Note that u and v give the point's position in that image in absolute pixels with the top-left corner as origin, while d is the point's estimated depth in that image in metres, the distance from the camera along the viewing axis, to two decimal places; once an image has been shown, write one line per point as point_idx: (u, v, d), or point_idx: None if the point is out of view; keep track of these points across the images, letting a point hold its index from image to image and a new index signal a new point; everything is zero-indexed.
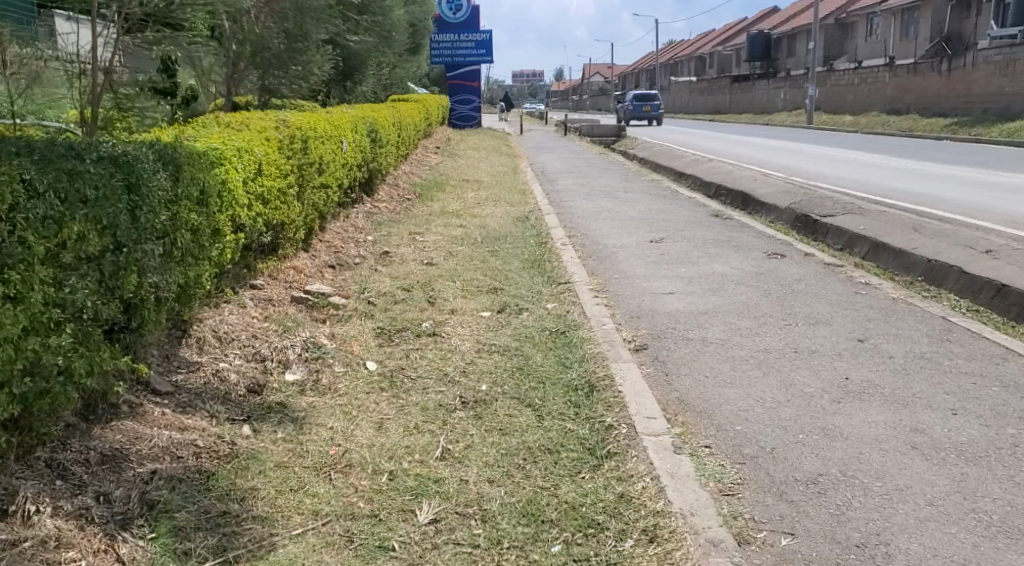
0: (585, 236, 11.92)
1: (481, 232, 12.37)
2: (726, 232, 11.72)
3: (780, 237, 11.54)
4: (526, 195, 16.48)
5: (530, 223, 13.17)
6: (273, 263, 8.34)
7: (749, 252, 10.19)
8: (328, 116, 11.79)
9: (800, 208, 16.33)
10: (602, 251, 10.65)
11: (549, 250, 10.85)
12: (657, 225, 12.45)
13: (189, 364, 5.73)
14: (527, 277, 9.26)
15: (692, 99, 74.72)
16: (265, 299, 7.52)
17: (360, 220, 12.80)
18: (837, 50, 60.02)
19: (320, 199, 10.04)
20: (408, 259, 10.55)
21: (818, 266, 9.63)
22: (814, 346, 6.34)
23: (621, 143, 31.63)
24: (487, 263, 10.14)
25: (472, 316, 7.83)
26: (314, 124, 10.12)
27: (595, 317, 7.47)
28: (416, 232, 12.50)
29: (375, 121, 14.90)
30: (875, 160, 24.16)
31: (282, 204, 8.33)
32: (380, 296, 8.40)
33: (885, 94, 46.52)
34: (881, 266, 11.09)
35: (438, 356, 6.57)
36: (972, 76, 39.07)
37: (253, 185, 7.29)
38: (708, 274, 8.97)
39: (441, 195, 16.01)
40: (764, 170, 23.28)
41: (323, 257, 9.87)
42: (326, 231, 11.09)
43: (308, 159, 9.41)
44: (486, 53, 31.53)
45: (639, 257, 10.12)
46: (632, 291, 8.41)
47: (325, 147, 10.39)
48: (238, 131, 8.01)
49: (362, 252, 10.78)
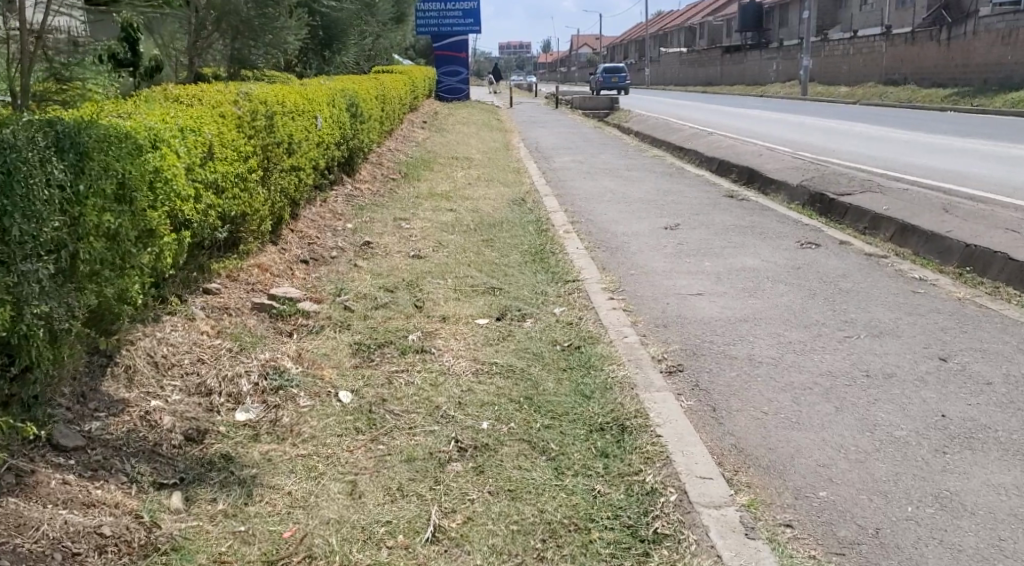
0: (590, 222, 10.71)
1: (473, 217, 11.18)
2: (746, 217, 10.54)
3: (805, 221, 10.38)
4: (520, 173, 15.27)
5: (526, 207, 11.96)
6: (233, 262, 7.13)
7: (778, 242, 8.99)
8: (302, 89, 10.54)
9: (816, 186, 15.15)
10: (611, 241, 9.47)
11: (550, 239, 9.65)
12: (667, 208, 11.29)
13: (110, 405, 4.48)
14: (529, 274, 8.06)
15: (682, 71, 73.28)
16: (219, 309, 6.31)
17: (339, 205, 11.60)
18: (831, 20, 58.73)
19: (291, 183, 8.83)
20: (392, 251, 9.35)
21: (859, 258, 8.45)
22: (888, 368, 5.17)
23: (616, 115, 30.34)
24: (482, 256, 8.94)
25: (467, 324, 6.65)
26: (283, 96, 8.87)
27: (612, 327, 6.30)
28: (403, 217, 11.29)
29: (355, 94, 13.64)
30: (885, 133, 22.93)
31: (243, 191, 7.14)
32: (359, 300, 7.20)
33: (883, 65, 45.23)
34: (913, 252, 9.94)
35: (427, 379, 5.38)
36: (973, 46, 37.89)
37: (203, 171, 6.09)
38: (738, 270, 7.79)
39: (429, 174, 14.81)
40: (768, 144, 22.07)
41: (294, 251, 8.65)
42: (300, 220, 9.87)
43: (276, 137, 8.20)
44: (474, 23, 30.20)
45: (654, 247, 8.95)
46: (654, 291, 7.24)
47: (297, 122, 9.16)
48: (187, 106, 6.79)
49: (341, 243, 9.58)
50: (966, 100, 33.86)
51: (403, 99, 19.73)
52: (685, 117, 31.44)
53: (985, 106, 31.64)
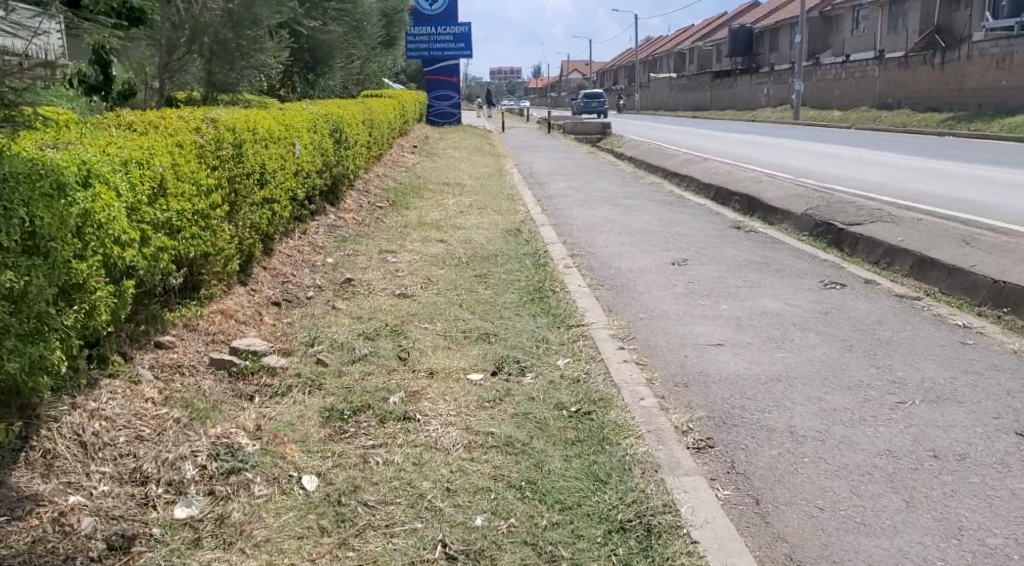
0: (591, 256, 9.90)
1: (465, 249, 10.37)
2: (759, 250, 9.75)
3: (822, 255, 9.59)
4: (515, 201, 14.49)
5: (521, 238, 11.15)
6: (191, 310, 6.29)
7: (798, 280, 8.19)
8: (278, 114, 9.71)
9: (823, 214, 14.38)
10: (616, 277, 8.66)
11: (549, 275, 8.83)
12: (673, 240, 10.51)
13: (18, 505, 3.81)
14: (527, 318, 7.24)
15: (672, 96, 72.82)
16: (171, 367, 5.48)
17: (320, 237, 10.79)
18: (822, 44, 58.38)
19: (263, 216, 7.98)
20: (376, 289, 8.52)
21: (890, 300, 7.64)
22: (958, 447, 4.37)
23: (609, 139, 29.60)
24: (475, 295, 8.12)
25: (458, 381, 5.80)
26: (254, 122, 8.04)
27: (625, 386, 5.46)
28: (388, 250, 10.47)
29: (339, 119, 12.82)
30: (887, 159, 22.22)
31: (203, 230, 6.30)
32: (335, 352, 6.36)
33: (877, 89, 44.71)
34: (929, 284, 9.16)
35: (410, 455, 4.55)
36: (967, 70, 37.42)
37: (151, 209, 5.27)
38: (760, 314, 6.98)
39: (418, 201, 14.01)
40: (768, 170, 21.34)
41: (266, 293, 7.81)
42: (275, 255, 9.03)
43: (245, 167, 7.35)
44: (466, 47, 29.43)
45: (664, 285, 8.14)
46: (670, 339, 6.41)
47: (271, 150, 8.33)
48: (139, 134, 5.97)
49: (319, 281, 8.74)
50: (961, 125, 33.26)
51: (392, 123, 18.94)
52: (679, 142, 30.75)
53: (982, 130, 31.03)
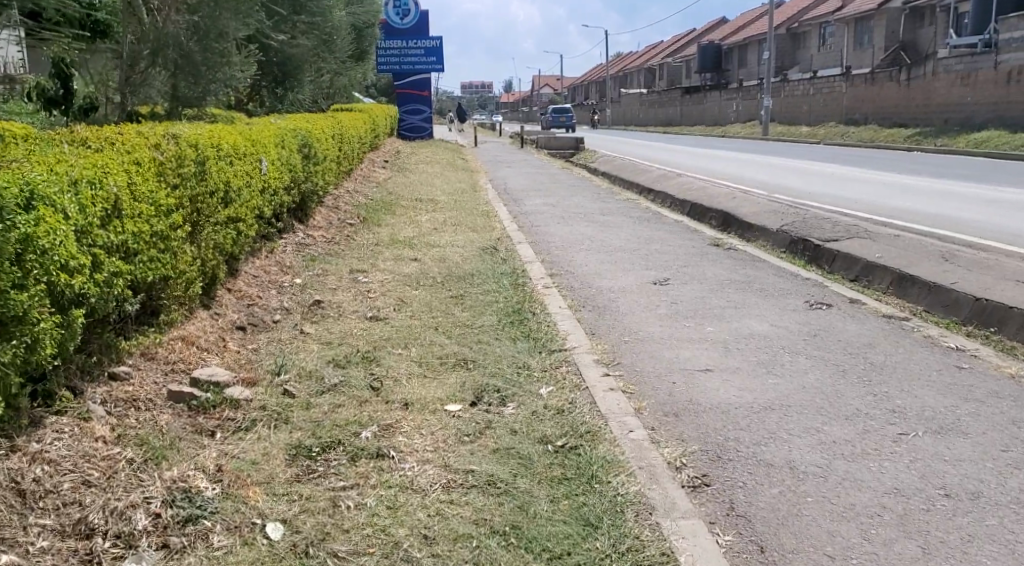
0: (569, 276, 9.62)
1: (440, 269, 10.04)
2: (740, 268, 9.50)
3: (805, 273, 9.34)
4: (490, 218, 14.20)
5: (497, 256, 10.85)
6: (149, 338, 5.93)
7: (784, 300, 7.93)
8: (244, 129, 9.34)
9: (800, 229, 14.17)
10: (597, 298, 8.38)
11: (527, 296, 8.53)
12: (653, 258, 10.25)
13: None
14: (506, 342, 6.93)
15: (643, 111, 72.91)
16: (125, 401, 5.13)
17: (288, 256, 10.44)
18: (790, 60, 58.64)
19: (227, 236, 7.61)
20: (346, 311, 8.18)
21: (879, 320, 7.38)
22: (970, 484, 4.13)
23: (582, 155, 29.40)
24: (450, 319, 7.80)
25: (434, 413, 5.48)
26: (218, 136, 7.67)
27: (611, 417, 5.15)
28: (360, 269, 10.13)
29: (308, 133, 12.45)
30: (861, 175, 22.07)
31: (163, 252, 5.93)
32: (304, 381, 6.02)
33: (844, 105, 44.90)
34: (907, 301, 8.92)
35: (383, 499, 4.30)
36: (933, 86, 37.60)
37: (104, 231, 4.92)
38: (747, 337, 6.71)
39: (390, 218, 13.69)
40: (743, 186, 21.17)
41: (231, 317, 7.44)
42: (240, 275, 8.67)
43: (208, 185, 6.99)
44: (437, 61, 29.17)
45: (646, 306, 7.87)
46: (656, 365, 6.12)
47: (236, 166, 7.96)
48: (93, 150, 5.61)
49: (287, 304, 8.38)
50: (929, 140, 33.37)
51: (362, 138, 18.61)
52: (652, 158, 30.57)
53: (951, 145, 31.09)
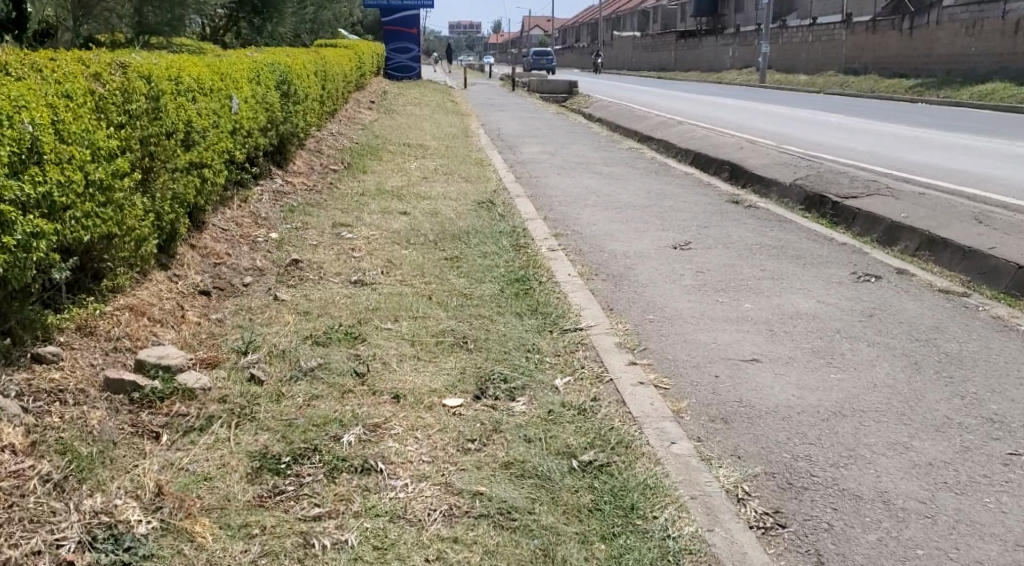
0: (576, 237, 8.66)
1: (432, 225, 9.09)
2: (767, 231, 8.56)
3: (837, 237, 8.43)
4: (485, 166, 13.22)
5: (496, 212, 9.87)
6: (86, 309, 4.95)
7: (824, 271, 7.01)
8: (212, 61, 8.26)
9: (816, 183, 13.16)
10: (610, 263, 7.47)
11: (533, 260, 7.62)
12: (668, 218, 9.32)
13: None
14: (512, 319, 6.01)
15: (635, 56, 71.41)
16: (47, 394, 4.18)
17: (264, 207, 9.44)
18: (786, 7, 57.23)
19: (189, 185, 6.61)
20: (328, 275, 7.25)
21: (936, 297, 6.44)
22: None
23: (576, 100, 28.30)
24: (445, 289, 6.86)
25: (431, 410, 4.55)
26: (176, 66, 6.63)
27: (646, 422, 4.22)
28: (343, 223, 9.14)
29: (287, 68, 11.36)
30: (870, 127, 21.03)
31: (103, 205, 4.95)
32: (276, 363, 5.08)
33: (843, 54, 43.67)
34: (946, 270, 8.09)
35: (368, 534, 3.44)
36: (936, 35, 36.45)
37: (15, 180, 4.16)
38: (792, 316, 5.79)
39: (377, 164, 12.67)
40: (747, 135, 20.20)
41: (193, 281, 6.45)
42: (208, 228, 7.70)
43: (164, 124, 5.98)
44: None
45: (667, 275, 6.96)
46: (691, 351, 5.19)
47: (199, 101, 6.92)
48: (11, 77, 4.63)
49: (260, 263, 7.43)
50: (930, 92, 32.27)
51: (348, 77, 17.52)
52: (648, 104, 29.44)
53: (954, 98, 30.05)
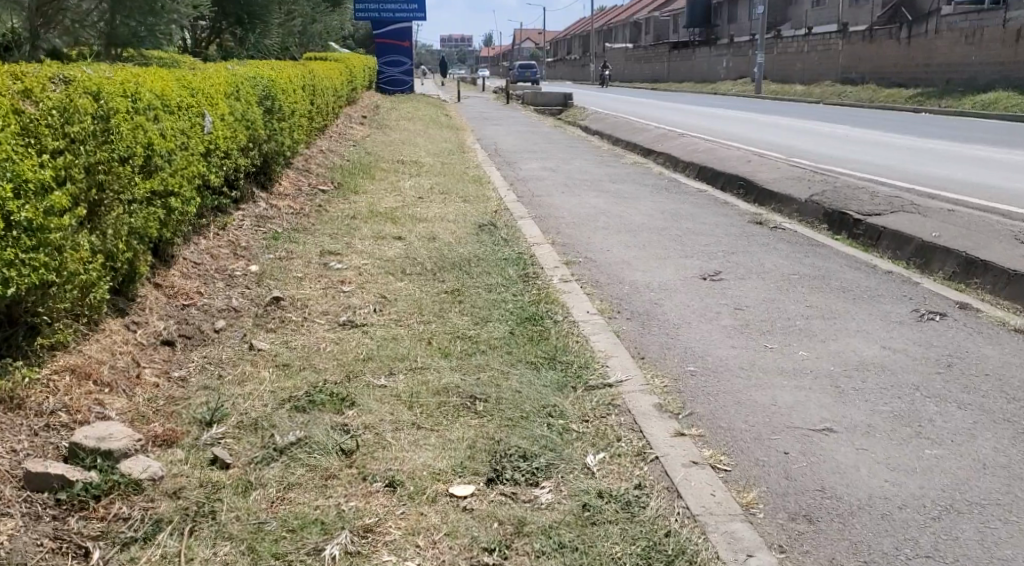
0: (589, 265, 7.80)
1: (428, 252, 8.20)
2: (802, 259, 7.69)
3: (882, 264, 7.55)
4: (484, 185, 12.35)
5: (498, 236, 8.99)
6: (12, 378, 4.13)
7: (880, 307, 6.11)
8: (183, 75, 7.42)
9: (834, 199, 12.18)
10: (635, 297, 6.59)
11: (546, 295, 6.73)
12: (690, 242, 8.46)
13: None
14: (528, 372, 5.10)
15: (628, 68, 70.64)
16: None
17: (246, 234, 8.57)
18: (780, 18, 56.43)
19: (151, 218, 5.76)
20: (314, 316, 6.36)
21: (1016, 338, 5.51)
22: None
23: (573, 112, 27.42)
24: (446, 331, 5.96)
25: (434, 505, 3.66)
26: (133, 81, 5.83)
27: (711, 527, 3.47)
28: (332, 251, 8.26)
29: (270, 81, 10.49)
30: (881, 138, 20.12)
31: (33, 249, 4.24)
32: (245, 440, 4.18)
33: (840, 63, 42.82)
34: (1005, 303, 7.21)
35: None
36: (934, 45, 35.60)
37: None
38: (858, 368, 4.90)
39: (369, 183, 11.81)
40: (755, 148, 19.32)
41: (156, 328, 5.58)
42: (178, 263, 6.83)
43: (116, 148, 5.16)
44: (419, 8, 27.26)
45: (702, 313, 6.05)
46: (749, 416, 4.31)
47: (163, 120, 6.10)
48: None
49: (235, 303, 6.54)
50: (931, 102, 31.38)
51: (338, 91, 16.69)
52: (647, 116, 28.62)
53: (958, 107, 29.14)
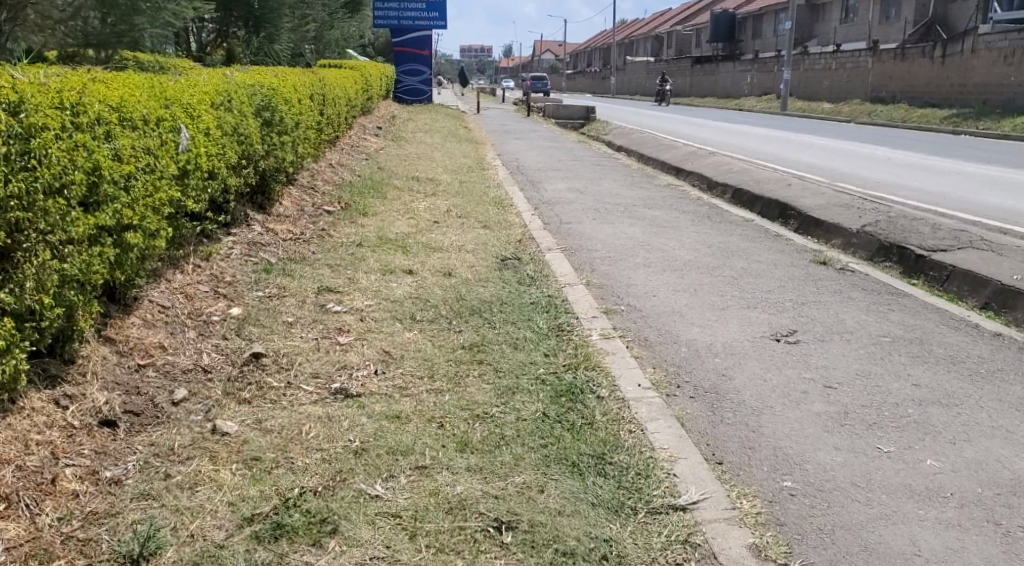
0: (633, 315, 6.57)
1: (444, 292, 6.99)
2: (886, 313, 6.44)
3: (987, 323, 6.25)
4: (504, 208, 11.15)
5: (523, 273, 7.76)
6: None
7: (1010, 391, 4.84)
8: (155, 84, 6.29)
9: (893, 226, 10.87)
10: (697, 364, 5.35)
11: (586, 356, 5.46)
12: (750, 288, 7.23)
13: None
14: (572, 481, 3.92)
15: (650, 80, 69.31)
16: None
17: (233, 264, 7.37)
18: (807, 34, 54.95)
19: (97, 259, 4.64)
20: (299, 380, 5.14)
21: None
22: None
23: (593, 126, 26.23)
24: (462, 409, 4.73)
25: None
26: (78, 89, 4.75)
27: None
28: (330, 288, 7.02)
29: (268, 89, 9.26)
30: (929, 162, 18.75)
31: None
32: None
33: (870, 82, 41.35)
34: None
35: None
36: (970, 64, 34.04)
37: None
38: (1017, 491, 3.85)
39: (378, 203, 10.63)
40: (795, 170, 18.01)
41: (96, 404, 4.39)
42: (141, 308, 5.69)
43: (37, 176, 4.11)
44: (440, 17, 26.12)
45: (783, 393, 4.82)
46: None
47: (119, 137, 4.97)
48: None
49: (205, 357, 5.34)
50: (970, 123, 29.88)
51: (351, 102, 15.60)
52: (672, 131, 27.35)
53: (1000, 129, 27.64)
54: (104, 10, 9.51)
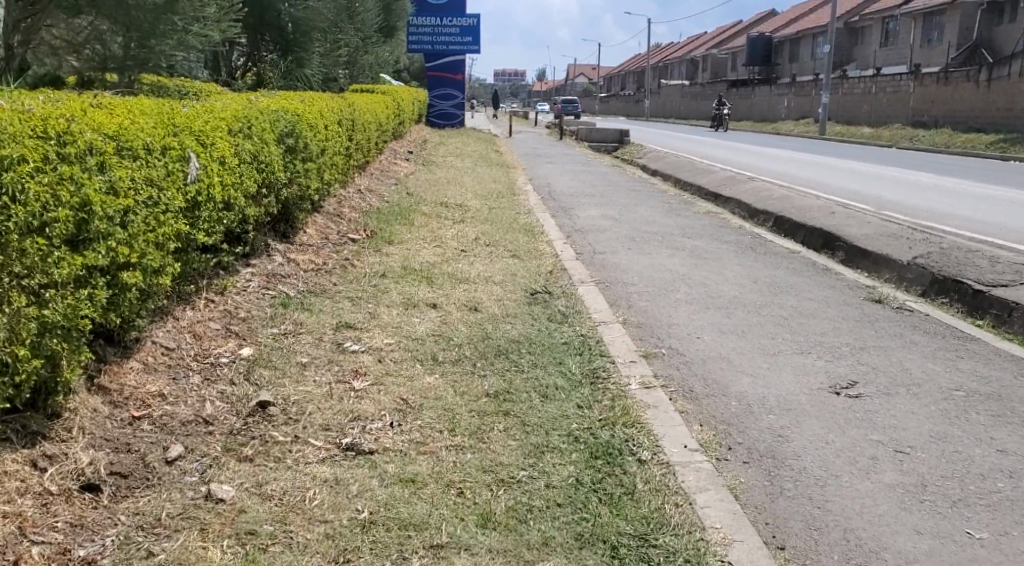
0: (676, 361, 6.04)
1: (470, 330, 6.49)
2: (956, 361, 5.87)
3: None
4: (536, 236, 10.66)
5: (555, 309, 7.25)
6: None
7: None
8: (164, 112, 5.89)
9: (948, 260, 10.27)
10: (749, 423, 4.79)
11: (625, 411, 4.91)
12: (801, 329, 6.68)
13: None
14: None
15: (685, 103, 68.70)
16: None
17: (249, 298, 6.90)
18: (845, 56, 54.16)
19: (86, 303, 4.22)
20: (308, 434, 4.64)
21: None
22: None
23: (628, 150, 25.71)
24: (480, 470, 4.24)
25: None
26: (68, 118, 4.35)
27: None
28: (350, 324, 6.55)
29: (292, 114, 8.84)
30: (977, 190, 18.07)
31: None
32: None
33: (911, 106, 40.55)
34: None
35: None
36: (1017, 89, 33.21)
37: None
38: None
39: (404, 230, 10.19)
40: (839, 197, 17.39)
41: (79, 465, 4.01)
42: (141, 351, 5.26)
43: (11, 213, 3.86)
44: (473, 40, 25.74)
45: (845, 463, 4.28)
46: None
47: (116, 168, 4.56)
48: None
49: (207, 406, 4.87)
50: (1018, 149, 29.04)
51: (382, 126, 15.20)
52: (709, 155, 26.74)
53: None
54: (122, 31, 9.14)
